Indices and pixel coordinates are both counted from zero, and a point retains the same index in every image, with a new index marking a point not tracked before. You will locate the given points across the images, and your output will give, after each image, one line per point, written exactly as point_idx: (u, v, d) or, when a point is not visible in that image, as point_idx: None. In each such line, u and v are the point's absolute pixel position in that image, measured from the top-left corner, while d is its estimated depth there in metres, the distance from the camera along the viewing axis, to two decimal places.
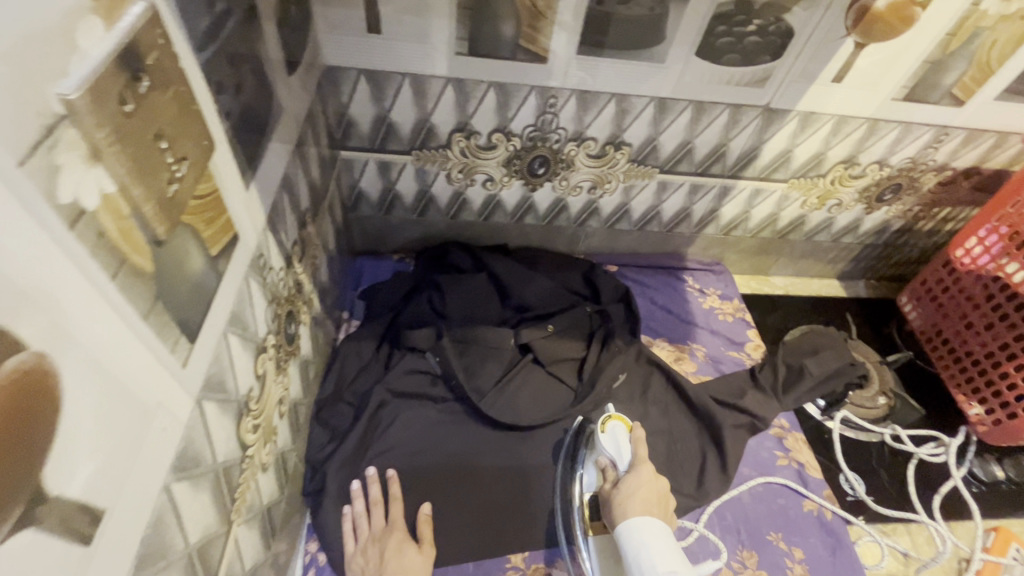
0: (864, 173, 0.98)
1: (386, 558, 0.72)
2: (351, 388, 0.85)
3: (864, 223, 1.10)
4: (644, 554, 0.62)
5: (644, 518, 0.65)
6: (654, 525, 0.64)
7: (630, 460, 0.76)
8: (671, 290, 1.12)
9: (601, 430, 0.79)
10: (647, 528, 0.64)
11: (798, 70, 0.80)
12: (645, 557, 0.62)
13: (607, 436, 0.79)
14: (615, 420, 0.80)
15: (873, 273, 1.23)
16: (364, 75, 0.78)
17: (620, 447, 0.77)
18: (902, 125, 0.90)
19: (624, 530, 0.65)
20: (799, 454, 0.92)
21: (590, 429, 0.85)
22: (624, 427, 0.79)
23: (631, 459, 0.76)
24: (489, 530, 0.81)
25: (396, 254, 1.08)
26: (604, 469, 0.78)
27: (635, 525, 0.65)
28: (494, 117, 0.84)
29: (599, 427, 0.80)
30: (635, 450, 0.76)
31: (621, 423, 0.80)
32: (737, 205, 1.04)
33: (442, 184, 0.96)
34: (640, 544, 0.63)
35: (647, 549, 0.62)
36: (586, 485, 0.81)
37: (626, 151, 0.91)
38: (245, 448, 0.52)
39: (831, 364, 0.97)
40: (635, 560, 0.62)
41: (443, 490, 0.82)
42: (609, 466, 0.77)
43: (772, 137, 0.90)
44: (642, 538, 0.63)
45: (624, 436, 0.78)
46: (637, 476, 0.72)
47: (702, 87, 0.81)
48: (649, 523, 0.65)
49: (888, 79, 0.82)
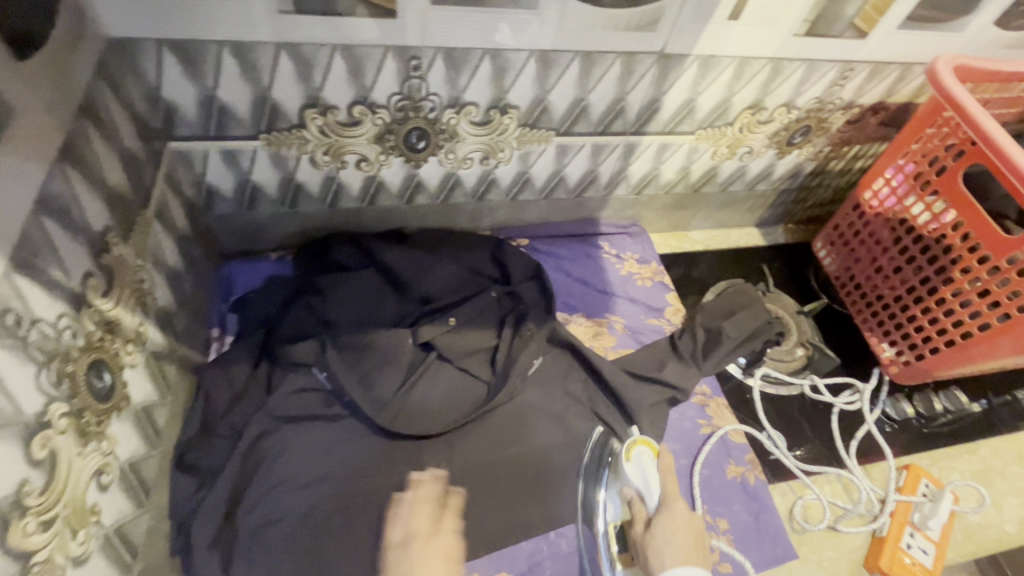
0: (771, 118, 0.92)
1: None
2: (224, 421, 0.74)
3: (777, 169, 1.05)
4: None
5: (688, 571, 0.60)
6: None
7: (659, 494, 0.70)
8: (587, 260, 1.05)
9: (626, 458, 0.73)
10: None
11: (691, 9, 0.71)
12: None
13: (633, 464, 0.73)
14: (641, 446, 0.74)
15: (791, 218, 1.20)
16: (168, 47, 0.62)
17: (647, 477, 0.71)
18: (807, 63, 0.83)
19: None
20: (720, 420, 0.90)
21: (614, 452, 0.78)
22: (652, 456, 0.73)
23: (661, 494, 0.69)
24: None
25: (275, 252, 0.94)
26: (630, 502, 0.71)
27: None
28: (349, 87, 0.71)
29: (622, 455, 0.73)
30: (664, 481, 0.70)
31: (648, 448, 0.74)
32: (645, 163, 0.96)
33: (307, 170, 0.82)
34: None
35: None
36: (609, 514, 0.74)
37: (513, 115, 0.80)
38: (28, 557, 0.41)
39: (748, 325, 0.93)
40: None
41: (360, 516, 0.72)
42: (636, 498, 0.71)
43: (672, 86, 0.81)
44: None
45: (652, 465, 0.72)
46: (671, 517, 0.66)
47: (587, 35, 0.71)
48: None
49: (789, 13, 0.74)
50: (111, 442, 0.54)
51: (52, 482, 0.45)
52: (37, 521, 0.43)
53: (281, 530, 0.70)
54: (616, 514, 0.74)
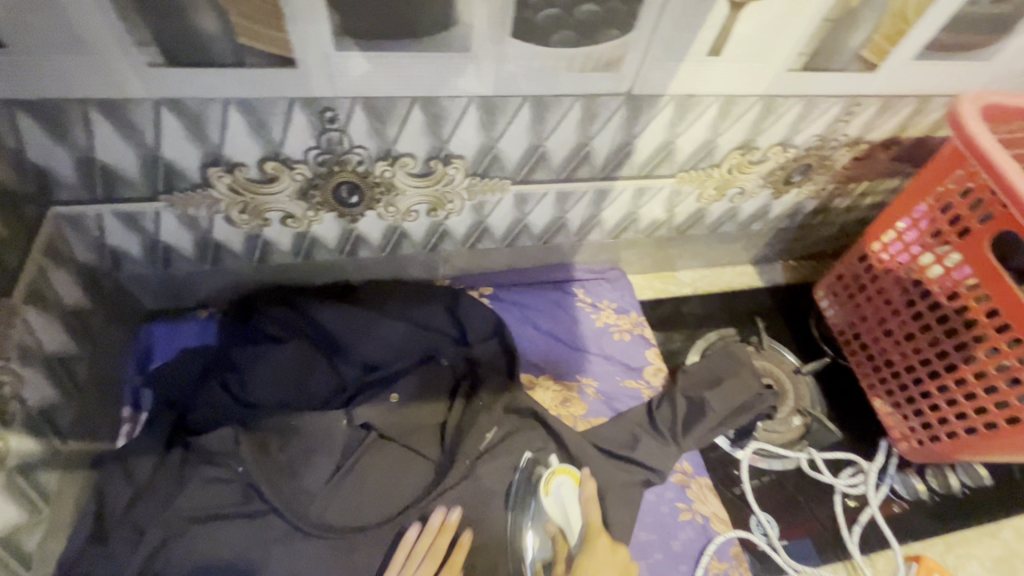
0: (765, 158, 0.80)
1: None
2: (123, 524, 0.65)
3: (773, 209, 0.93)
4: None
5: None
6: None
7: (580, 524, 0.73)
8: (558, 310, 0.94)
9: (545, 492, 0.74)
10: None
11: (659, 47, 0.59)
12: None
13: (553, 499, 0.74)
14: (560, 476, 0.75)
15: (791, 254, 1.08)
16: (20, 108, 0.51)
17: (568, 511, 0.74)
18: (805, 99, 0.71)
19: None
20: (702, 505, 0.79)
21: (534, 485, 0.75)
22: (573, 488, 0.74)
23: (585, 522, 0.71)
24: None
25: (204, 308, 0.84)
26: (554, 539, 0.71)
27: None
28: (255, 142, 0.60)
29: (543, 491, 0.74)
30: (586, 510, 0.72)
31: (567, 478, 0.75)
32: (621, 207, 0.84)
33: (225, 229, 0.71)
34: None
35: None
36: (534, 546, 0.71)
37: (458, 165, 0.68)
38: None
39: (736, 398, 0.82)
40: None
41: None
42: (559, 532, 0.71)
43: (645, 128, 0.70)
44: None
45: (572, 499, 0.74)
46: (595, 552, 0.67)
47: (536, 79, 0.59)
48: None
49: (780, 47, 0.62)
50: None
51: None
52: None
53: None
54: (539, 553, 0.71)
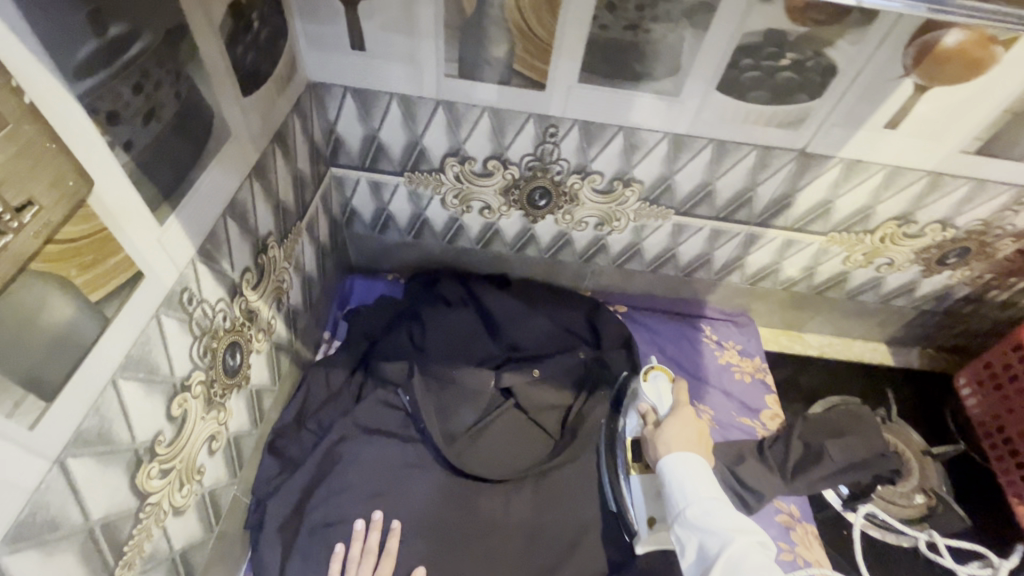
0: (921, 233, 0.84)
1: None
2: (315, 417, 0.81)
3: (921, 287, 0.95)
4: (688, 482, 0.63)
5: (682, 454, 0.65)
6: (694, 458, 0.65)
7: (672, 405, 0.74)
8: (684, 341, 1.01)
9: (643, 379, 0.77)
10: (684, 462, 0.64)
11: (841, 114, 0.68)
12: (690, 485, 0.63)
13: (649, 384, 0.77)
14: (657, 370, 0.79)
15: (930, 342, 1.06)
16: (350, 93, 0.73)
17: (662, 394, 0.76)
18: (974, 182, 0.75)
19: (666, 462, 0.65)
20: (806, 550, 0.80)
21: (634, 384, 0.82)
22: (667, 378, 0.77)
23: (672, 404, 0.74)
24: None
25: (391, 274, 1.03)
26: (642, 415, 0.75)
27: (676, 460, 0.65)
28: (489, 143, 0.77)
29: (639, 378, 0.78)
30: (676, 397, 0.75)
31: (664, 375, 0.78)
32: (766, 255, 0.92)
33: (436, 209, 0.89)
34: (681, 473, 0.64)
35: (690, 479, 0.63)
36: (627, 430, 0.78)
37: (635, 189, 0.82)
38: (145, 497, 0.48)
39: (858, 450, 0.83)
40: (678, 485, 0.63)
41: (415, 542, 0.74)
42: (650, 412, 0.75)
43: (808, 184, 0.78)
44: (686, 470, 0.64)
45: (667, 386, 0.76)
46: (680, 416, 0.71)
47: (726, 125, 0.71)
48: (688, 459, 0.65)
49: (957, 129, 0.68)
50: (227, 414, 0.62)
51: (177, 438, 0.52)
52: (159, 468, 0.50)
53: (337, 535, 0.73)
54: (634, 431, 0.77)
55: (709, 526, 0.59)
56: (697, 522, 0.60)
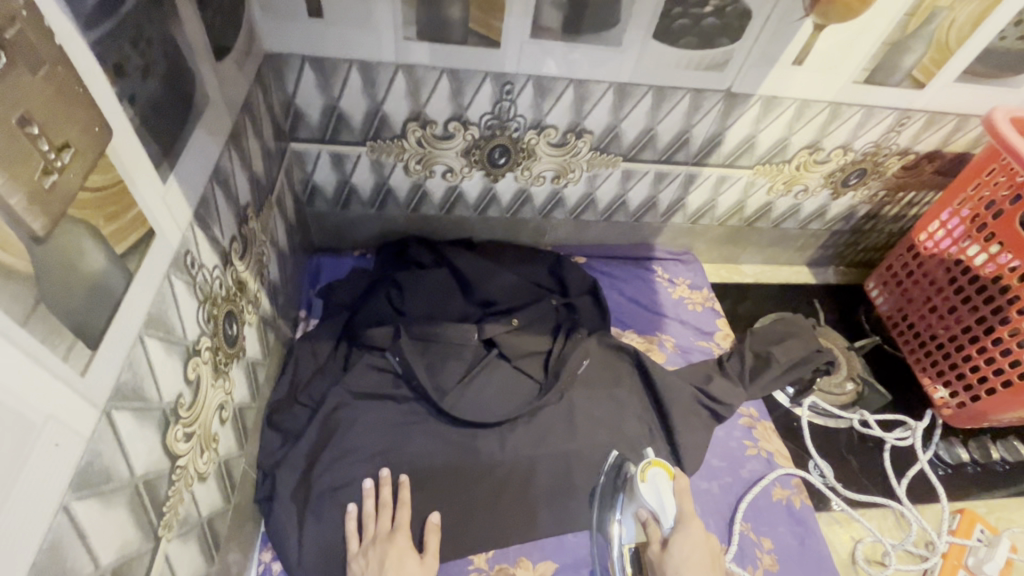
0: (828, 158, 0.97)
1: (387, 562, 0.68)
2: (307, 391, 0.82)
3: (831, 209, 1.10)
4: None
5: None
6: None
7: (675, 514, 0.73)
8: (640, 281, 1.11)
9: (642, 480, 0.75)
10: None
11: (757, 54, 0.79)
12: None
13: (648, 486, 0.74)
14: (656, 467, 0.76)
15: (841, 259, 1.23)
16: (308, 63, 0.73)
17: (663, 500, 0.74)
18: (865, 108, 0.89)
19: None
20: (767, 443, 0.92)
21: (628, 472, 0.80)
22: (667, 479, 0.75)
23: (677, 516, 0.72)
24: (472, 528, 0.79)
25: (357, 250, 1.04)
26: (645, 525, 0.74)
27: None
28: (449, 105, 0.81)
29: (638, 478, 0.75)
30: (680, 504, 0.73)
31: (663, 470, 0.76)
32: (703, 194, 1.03)
33: (399, 177, 0.91)
34: None
35: None
36: (624, 536, 0.78)
37: (587, 139, 0.88)
38: (175, 459, 0.49)
39: (797, 351, 0.97)
40: None
41: (425, 491, 0.79)
42: (650, 519, 0.74)
43: (735, 122, 0.89)
44: None
45: (667, 488, 0.74)
46: (687, 534, 0.70)
47: (663, 71, 0.79)
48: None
49: (849, 62, 0.81)
50: (231, 384, 0.62)
51: (195, 404, 0.53)
52: (184, 432, 0.51)
53: (349, 495, 0.76)
54: (629, 537, 0.78)
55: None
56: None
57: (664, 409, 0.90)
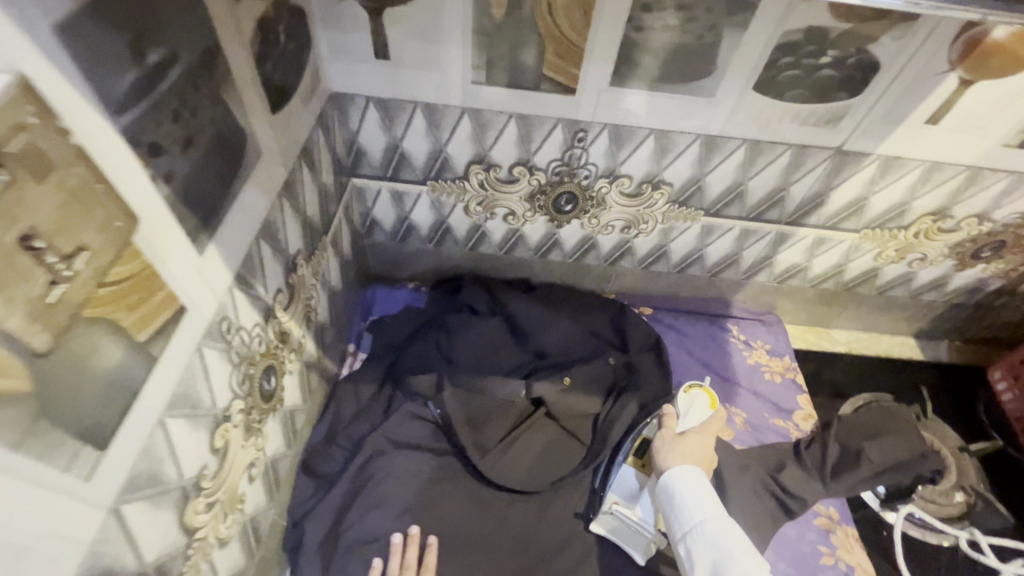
0: (956, 227, 0.82)
1: None
2: (345, 433, 0.80)
3: (953, 280, 0.93)
4: (690, 502, 0.62)
5: (687, 467, 0.65)
6: (699, 472, 0.65)
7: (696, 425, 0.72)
8: (711, 341, 1.00)
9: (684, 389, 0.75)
10: (687, 478, 0.64)
11: (881, 111, 0.66)
12: (699, 498, 0.62)
13: (686, 396, 0.74)
14: (704, 391, 0.74)
15: (960, 334, 1.04)
16: (373, 103, 0.70)
17: (692, 411, 0.73)
18: (1014, 175, 0.74)
19: (672, 474, 0.65)
20: (848, 554, 0.79)
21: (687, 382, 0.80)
22: (710, 399, 0.74)
23: (699, 424, 0.71)
24: None
25: (412, 282, 1.01)
26: (662, 417, 0.74)
27: (683, 473, 0.65)
28: (515, 149, 0.75)
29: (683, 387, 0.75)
30: (709, 421, 0.72)
31: (710, 398, 0.74)
32: (795, 254, 0.90)
33: (459, 216, 0.87)
34: (683, 494, 0.63)
35: (693, 496, 0.63)
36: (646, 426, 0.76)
37: (665, 191, 0.80)
38: (192, 532, 0.47)
39: (895, 452, 0.82)
40: (681, 505, 0.63)
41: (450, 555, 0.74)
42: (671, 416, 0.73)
43: (843, 182, 0.76)
44: (688, 488, 0.63)
45: (705, 407, 0.73)
46: (702, 437, 0.70)
47: (761, 125, 0.69)
48: (690, 472, 0.65)
49: (999, 123, 0.67)
50: (264, 439, 0.60)
51: (220, 469, 0.51)
52: (205, 502, 0.49)
53: (374, 551, 0.73)
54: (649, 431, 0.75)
55: (724, 544, 0.58)
56: (711, 537, 0.60)
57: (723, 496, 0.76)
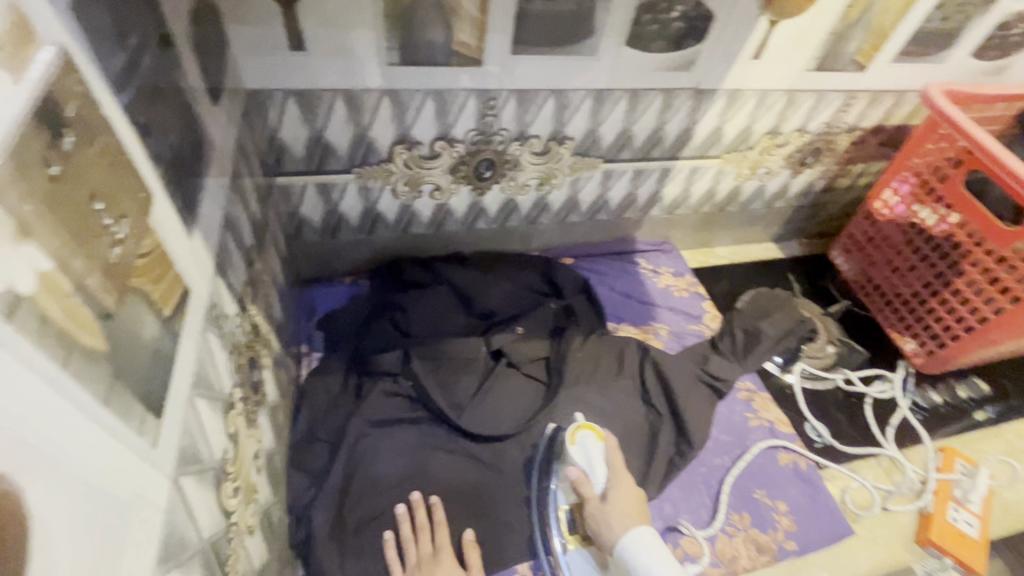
0: (787, 141, 1.05)
1: None
2: (324, 425, 0.81)
3: (791, 187, 1.17)
4: (654, 570, 0.63)
5: (633, 534, 0.67)
6: (650, 536, 0.66)
7: (604, 473, 0.74)
8: (627, 275, 1.15)
9: (570, 443, 0.76)
10: (644, 545, 0.65)
11: (720, 52, 0.84)
12: (656, 571, 0.63)
13: (578, 448, 0.76)
14: (584, 430, 0.77)
15: (804, 231, 1.31)
16: (292, 96, 0.72)
17: (593, 461, 0.75)
18: (817, 93, 0.96)
19: (627, 546, 0.66)
20: (767, 412, 0.97)
21: (558, 439, 0.82)
22: (597, 439, 0.76)
23: (605, 473, 0.74)
24: (506, 539, 0.80)
25: (348, 276, 1.02)
26: (574, 483, 0.74)
27: (634, 540, 0.66)
28: (434, 125, 0.81)
29: (567, 441, 0.76)
30: (609, 462, 0.75)
31: (591, 433, 0.77)
32: (678, 185, 1.08)
33: (387, 200, 0.91)
34: (646, 564, 0.64)
35: (656, 566, 0.64)
36: (558, 500, 0.79)
37: (569, 145, 0.91)
38: (229, 515, 0.48)
39: (783, 324, 1.03)
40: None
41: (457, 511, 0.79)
42: (581, 476, 0.74)
43: (704, 116, 0.94)
44: (648, 556, 0.64)
45: (597, 449, 0.75)
46: (621, 489, 0.72)
47: (636, 75, 0.83)
48: (644, 535, 0.67)
49: (800, 53, 0.88)
50: (260, 432, 0.61)
51: (236, 456, 0.52)
52: (233, 487, 0.50)
53: (384, 524, 0.75)
54: (564, 503, 0.79)
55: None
56: None
57: (666, 381, 0.93)
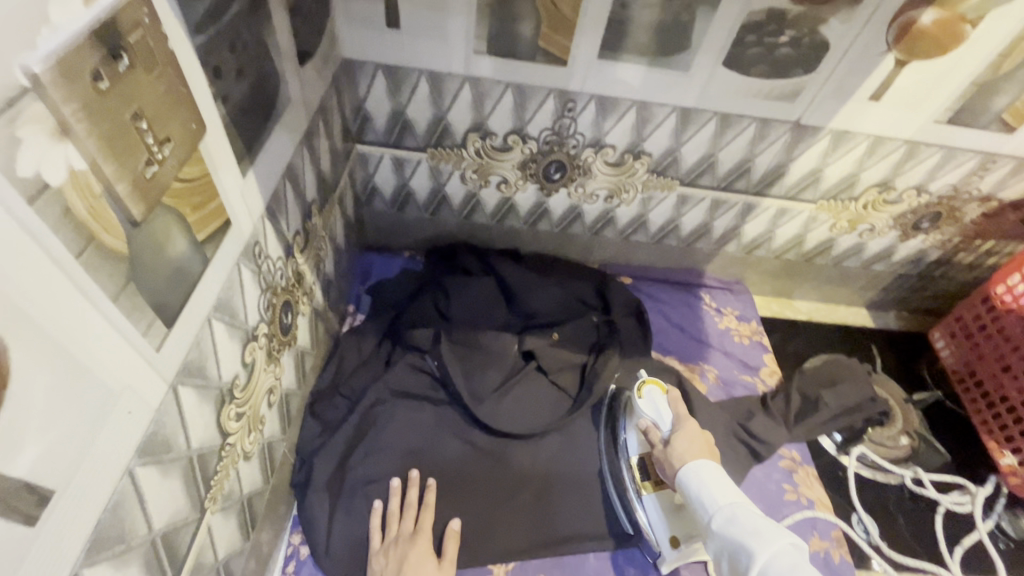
0: (899, 199, 0.93)
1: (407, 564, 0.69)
2: (348, 383, 0.85)
3: (898, 251, 1.04)
4: (708, 494, 0.63)
5: (691, 468, 0.66)
6: (708, 468, 0.65)
7: (671, 420, 0.76)
8: (685, 307, 1.08)
9: (637, 396, 0.79)
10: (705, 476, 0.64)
11: (831, 89, 0.76)
12: (709, 496, 0.63)
13: (645, 401, 0.79)
14: (651, 384, 0.81)
15: (906, 304, 1.16)
16: (381, 69, 0.76)
17: (659, 410, 0.78)
18: (945, 150, 0.85)
19: (683, 475, 0.67)
20: (808, 490, 0.87)
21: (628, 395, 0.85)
22: (661, 391, 0.79)
23: (672, 418, 0.76)
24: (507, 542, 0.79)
25: (408, 251, 1.07)
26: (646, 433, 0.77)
27: (692, 473, 0.66)
28: (511, 118, 0.82)
29: (635, 394, 0.80)
30: (674, 410, 0.77)
31: (657, 386, 0.81)
32: (761, 224, 1.00)
33: (456, 184, 0.93)
34: (700, 487, 0.64)
35: (710, 489, 0.63)
36: (629, 449, 0.81)
37: (645, 161, 0.88)
38: (226, 436, 0.52)
39: (849, 398, 0.92)
40: (701, 500, 0.63)
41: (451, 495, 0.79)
42: (651, 426, 0.77)
43: (801, 155, 0.86)
44: (703, 482, 0.64)
45: (662, 399, 0.78)
46: (684, 431, 0.73)
47: (729, 100, 0.78)
48: (704, 469, 0.66)
49: (930, 101, 0.77)
50: (281, 371, 0.65)
51: (248, 384, 0.56)
52: (236, 412, 0.53)
53: (377, 492, 0.77)
54: (635, 451, 0.81)
55: (731, 533, 0.58)
56: (727, 528, 0.59)
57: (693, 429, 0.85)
